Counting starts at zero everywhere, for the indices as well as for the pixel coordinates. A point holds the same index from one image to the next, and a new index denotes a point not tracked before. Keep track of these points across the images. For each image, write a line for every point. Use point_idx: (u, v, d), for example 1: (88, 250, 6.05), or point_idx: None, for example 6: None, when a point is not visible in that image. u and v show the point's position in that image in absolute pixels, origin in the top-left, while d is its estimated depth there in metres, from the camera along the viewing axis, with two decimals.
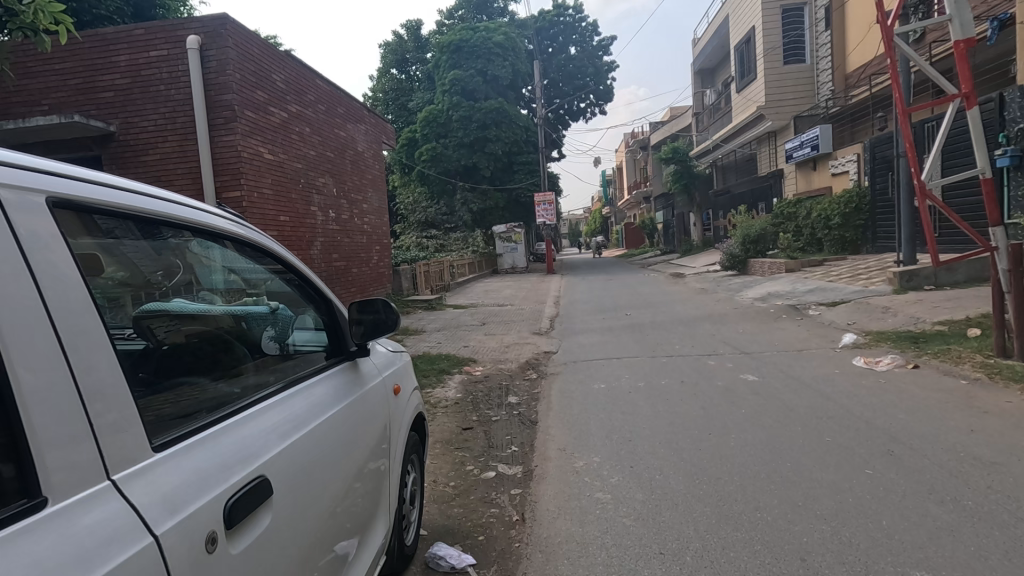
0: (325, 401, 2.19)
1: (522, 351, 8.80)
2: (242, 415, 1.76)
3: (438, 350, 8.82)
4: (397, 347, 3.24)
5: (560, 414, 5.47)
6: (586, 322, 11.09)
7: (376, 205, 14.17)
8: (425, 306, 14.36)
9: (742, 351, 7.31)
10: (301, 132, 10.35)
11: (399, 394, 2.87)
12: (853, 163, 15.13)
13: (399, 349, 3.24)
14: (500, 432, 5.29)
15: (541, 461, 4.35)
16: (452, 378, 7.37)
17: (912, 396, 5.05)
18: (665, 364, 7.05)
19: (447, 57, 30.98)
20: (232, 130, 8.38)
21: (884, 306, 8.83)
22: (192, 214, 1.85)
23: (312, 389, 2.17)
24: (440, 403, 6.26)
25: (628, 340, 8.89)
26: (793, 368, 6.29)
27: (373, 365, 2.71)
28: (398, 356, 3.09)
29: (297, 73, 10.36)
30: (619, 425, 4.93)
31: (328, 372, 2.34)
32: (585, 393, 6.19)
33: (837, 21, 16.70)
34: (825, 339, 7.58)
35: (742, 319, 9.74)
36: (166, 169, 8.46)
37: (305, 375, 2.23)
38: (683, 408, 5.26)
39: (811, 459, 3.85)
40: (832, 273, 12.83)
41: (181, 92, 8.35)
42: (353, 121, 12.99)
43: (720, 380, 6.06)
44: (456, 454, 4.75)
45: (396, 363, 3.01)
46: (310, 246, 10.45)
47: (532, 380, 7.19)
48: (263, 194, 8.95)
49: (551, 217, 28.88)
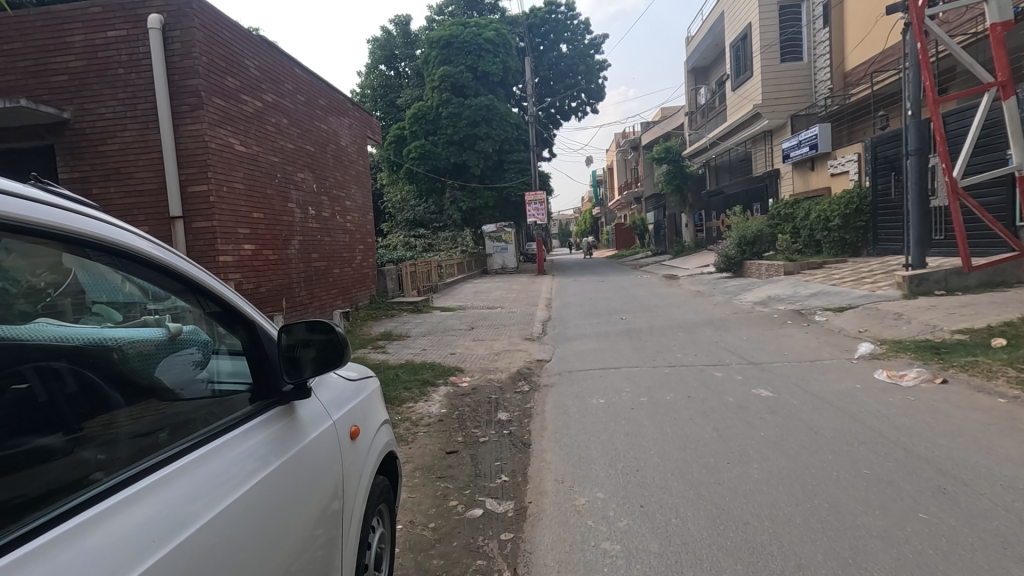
0: (240, 468, 1.52)
1: (512, 359, 8.22)
2: (62, 533, 1.07)
3: (423, 358, 8.22)
4: (359, 371, 2.77)
5: (556, 436, 4.89)
6: (581, 327, 10.55)
7: (360, 202, 13.51)
8: (412, 308, 13.75)
9: (750, 361, 6.80)
10: (277, 123, 9.68)
11: (358, 438, 2.20)
12: (853, 162, 14.69)
13: (362, 374, 2.76)
14: (488, 456, 4.70)
15: (536, 496, 3.77)
16: (437, 390, 6.77)
17: (948, 415, 4.53)
18: (668, 376, 6.51)
19: (437, 53, 30.31)
20: (198, 118, 7.71)
21: (896, 312, 8.35)
22: (74, 222, 1.31)
23: (219, 454, 1.50)
24: (423, 421, 5.66)
25: (626, 347, 8.34)
26: (809, 382, 5.77)
27: (321, 401, 2.05)
28: (357, 388, 2.44)
29: (273, 60, 9.69)
30: (623, 450, 4.36)
31: (250, 425, 1.67)
32: (583, 410, 5.62)
33: (835, 19, 16.33)
34: (838, 349, 7.08)
35: (744, 325, 9.23)
36: (125, 161, 7.76)
37: (210, 433, 1.56)
38: (693, 429, 4.71)
39: (851, 498, 3.31)
40: (834, 276, 12.39)
41: (142, 76, 7.67)
42: (335, 114, 12.31)
43: (730, 396, 5.53)
44: (438, 485, 4.14)
45: (355, 397, 2.36)
46: (288, 246, 9.79)
47: (524, 393, 6.61)
48: (234, 189, 8.29)
49: (541, 216, 28.32)
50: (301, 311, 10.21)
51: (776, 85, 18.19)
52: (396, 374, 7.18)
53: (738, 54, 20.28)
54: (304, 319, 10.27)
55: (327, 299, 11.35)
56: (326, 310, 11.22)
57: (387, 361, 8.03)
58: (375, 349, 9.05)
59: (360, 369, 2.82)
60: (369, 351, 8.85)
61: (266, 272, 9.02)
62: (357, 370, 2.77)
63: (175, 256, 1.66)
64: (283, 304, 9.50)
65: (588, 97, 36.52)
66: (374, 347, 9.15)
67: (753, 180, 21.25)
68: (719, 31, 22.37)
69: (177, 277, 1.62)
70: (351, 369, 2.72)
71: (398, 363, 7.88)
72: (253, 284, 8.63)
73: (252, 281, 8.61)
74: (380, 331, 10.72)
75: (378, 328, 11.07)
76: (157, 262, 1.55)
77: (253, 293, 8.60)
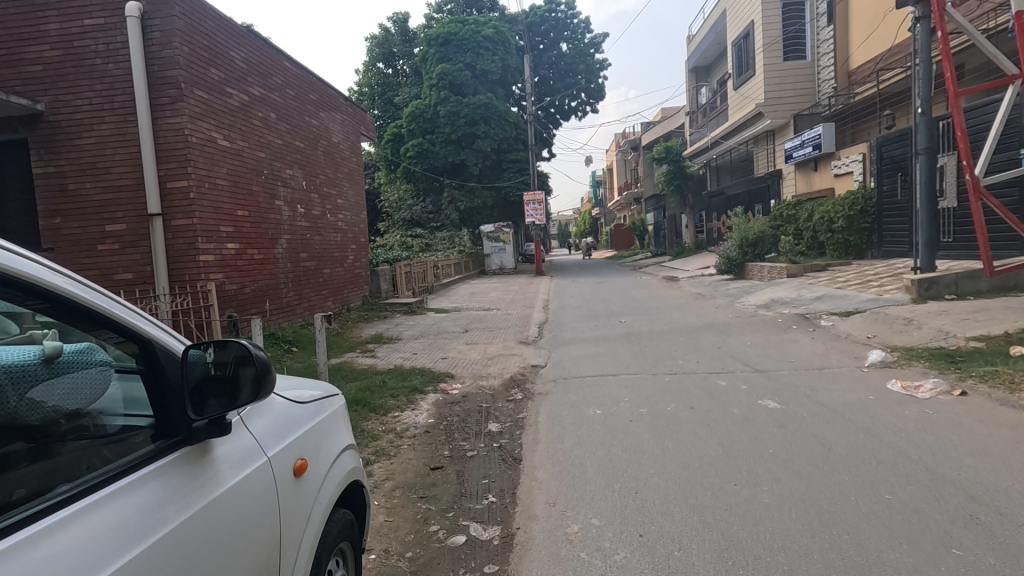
0: (112, 536, 1.17)
1: (506, 364, 7.88)
2: None
3: (413, 363, 7.87)
4: (319, 390, 2.47)
5: (549, 451, 4.56)
6: (578, 330, 10.21)
7: (352, 201, 13.17)
8: (405, 310, 13.41)
9: (754, 368, 6.47)
10: (265, 118, 9.35)
11: (303, 473, 1.84)
12: (857, 163, 14.36)
13: (322, 394, 2.47)
14: (475, 473, 4.36)
15: (524, 521, 3.44)
16: (426, 398, 6.43)
17: (971, 431, 4.21)
18: (669, 384, 6.18)
19: (435, 50, 29.96)
20: (178, 111, 7.37)
21: (906, 317, 8.03)
22: None
23: (82, 521, 1.15)
24: (408, 432, 5.32)
25: (624, 352, 8.01)
26: (818, 392, 5.43)
27: (255, 432, 1.70)
28: (308, 411, 2.08)
29: (260, 52, 9.33)
30: (621, 469, 4.02)
31: (140, 474, 1.32)
32: (578, 421, 5.28)
33: (840, 16, 16.02)
34: (847, 356, 6.75)
35: (748, 330, 8.90)
36: (102, 155, 7.41)
37: (79, 490, 1.22)
38: (696, 444, 4.38)
39: (874, 528, 2.97)
40: (839, 279, 12.07)
41: (119, 66, 7.32)
42: (327, 109, 11.97)
43: (734, 406, 5.19)
44: (418, 507, 3.81)
45: (305, 422, 2.01)
46: (275, 245, 9.46)
47: (516, 402, 6.28)
48: (217, 185, 7.96)
49: (540, 216, 27.96)
50: (289, 313, 9.88)
51: (779, 84, 17.91)
52: (383, 380, 6.84)
53: (740, 52, 19.96)
54: (292, 320, 9.94)
55: (317, 300, 11.01)
56: (315, 312, 10.88)
57: (375, 367, 7.69)
58: (363, 352, 8.71)
59: (321, 388, 2.52)
60: (357, 355, 8.51)
61: (251, 272, 8.69)
62: (316, 389, 2.47)
63: (67, 276, 1.35)
64: (270, 306, 9.17)
65: (587, 96, 36.22)
66: (363, 351, 8.81)
67: (755, 180, 20.92)
68: (721, 29, 22.06)
69: (63, 299, 1.30)
70: (310, 388, 2.43)
71: (387, 368, 7.53)
72: (237, 284, 8.29)
73: (236, 281, 8.28)
74: (371, 333, 10.39)
75: (369, 330, 10.72)
76: (36, 282, 1.24)
77: (237, 294, 8.27)
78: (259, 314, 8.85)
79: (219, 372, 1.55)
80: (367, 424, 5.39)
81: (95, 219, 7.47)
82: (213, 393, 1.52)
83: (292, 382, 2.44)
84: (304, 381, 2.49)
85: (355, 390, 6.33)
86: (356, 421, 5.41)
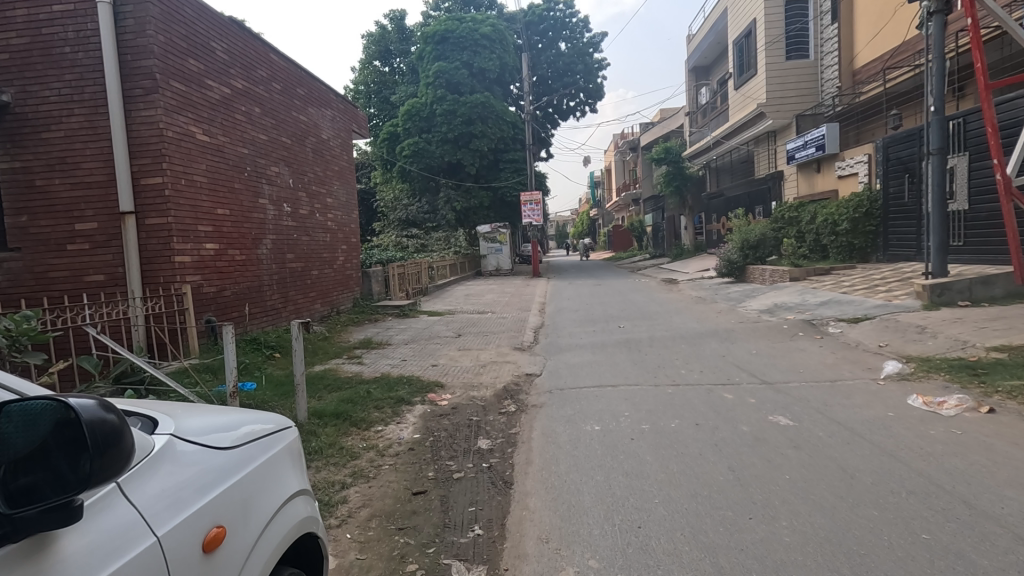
0: None
1: (499, 372, 7.48)
2: None
3: (401, 371, 7.45)
4: (271, 424, 2.15)
5: (543, 473, 4.16)
6: (575, 335, 9.81)
7: (343, 199, 12.76)
8: (397, 313, 13.00)
9: (762, 380, 6.08)
10: (248, 112, 8.93)
11: (216, 545, 1.52)
12: (863, 164, 14.00)
13: (272, 428, 2.14)
14: (461, 498, 3.97)
15: (513, 562, 3.05)
16: (413, 410, 6.01)
17: (1007, 455, 3.82)
18: (671, 397, 5.79)
19: (432, 48, 29.57)
20: (152, 103, 6.94)
21: (919, 325, 7.66)
22: None
23: None
24: (390, 449, 4.92)
25: (623, 360, 7.62)
26: (832, 407, 5.05)
27: (143, 504, 1.39)
28: (235, 458, 1.78)
29: (244, 43, 8.92)
30: (621, 497, 3.63)
31: None
32: (574, 438, 4.88)
33: (844, 14, 15.68)
34: (859, 366, 6.36)
35: (752, 336, 8.52)
36: (72, 149, 6.99)
37: None
38: (704, 467, 3.99)
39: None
40: (844, 284, 11.72)
41: (90, 55, 6.90)
42: (316, 104, 11.55)
43: (743, 423, 4.81)
44: (395, 540, 3.40)
45: (228, 475, 1.70)
46: (259, 245, 9.05)
47: (508, 415, 5.88)
48: (195, 183, 7.54)
49: (537, 217, 27.54)
50: (273, 316, 9.46)
51: (781, 83, 17.57)
52: (368, 390, 6.42)
53: (741, 51, 19.62)
54: (276, 324, 9.53)
55: (304, 301, 10.60)
56: (302, 315, 10.47)
57: (360, 375, 7.27)
58: (350, 359, 8.29)
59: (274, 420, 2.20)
60: (342, 362, 8.09)
61: (232, 274, 8.28)
62: (267, 422, 2.15)
63: None
64: (252, 309, 8.76)
65: (586, 96, 35.89)
66: (349, 357, 8.40)
67: (755, 182, 20.57)
68: (722, 28, 21.71)
69: None
70: (258, 421, 2.11)
71: (373, 377, 7.11)
72: (216, 287, 7.88)
73: (215, 284, 7.87)
74: (360, 338, 9.97)
75: (357, 334, 10.31)
76: None
77: (216, 297, 7.86)
78: (241, 318, 8.44)
79: (66, 428, 1.24)
80: (347, 441, 4.98)
81: (64, 218, 7.05)
82: (59, 454, 1.21)
83: (238, 414, 2.12)
84: (252, 412, 2.18)
85: (336, 401, 5.92)
86: (335, 437, 4.99)
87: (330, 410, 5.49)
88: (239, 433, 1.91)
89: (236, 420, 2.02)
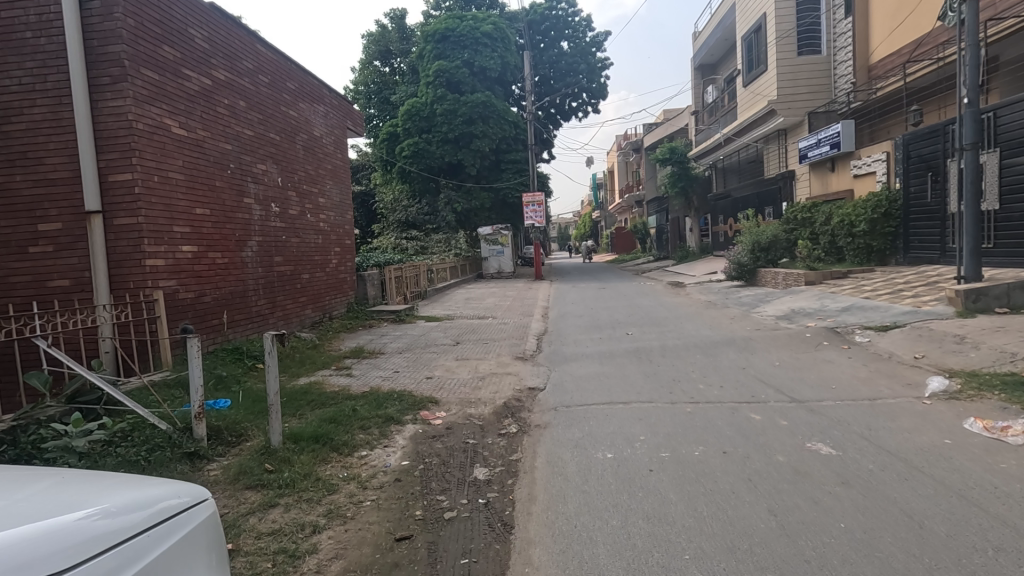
0: None
1: (499, 385, 6.88)
2: None
3: (392, 385, 6.84)
4: (183, 498, 1.84)
5: (550, 515, 3.55)
6: (580, 344, 9.20)
7: (336, 199, 12.19)
8: (393, 319, 12.41)
9: (791, 398, 5.46)
10: (232, 105, 8.36)
11: None
12: (881, 162, 13.38)
13: (186, 504, 1.83)
14: (453, 547, 3.35)
15: None
16: (402, 431, 5.40)
17: None
18: (690, 417, 5.18)
19: (432, 46, 29.05)
20: (121, 92, 6.37)
21: (957, 334, 7.03)
22: None
23: None
24: (373, 480, 4.32)
25: (634, 372, 7.01)
26: (877, 433, 4.43)
27: None
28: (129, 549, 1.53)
29: (228, 32, 8.36)
30: (644, 551, 3.01)
31: None
32: (584, 468, 4.27)
33: (860, 8, 15.08)
34: (898, 382, 5.74)
35: (772, 345, 7.90)
36: (34, 143, 6.41)
37: None
38: (740, 510, 3.37)
39: None
40: (865, 289, 11.08)
41: (52, 40, 6.33)
42: (307, 99, 10.97)
43: (778, 452, 4.19)
44: None
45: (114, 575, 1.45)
46: (243, 248, 8.47)
47: (509, 437, 5.27)
48: (170, 179, 6.97)
49: (540, 219, 26.89)
50: (259, 323, 8.87)
51: (792, 80, 16.98)
52: (353, 407, 5.81)
53: (751, 47, 19.04)
54: (263, 331, 8.94)
55: (293, 307, 10.01)
56: (291, 322, 9.88)
57: (348, 389, 6.67)
58: (339, 370, 7.68)
59: (189, 492, 1.90)
60: (330, 374, 7.48)
61: (212, 279, 7.70)
62: (180, 495, 1.85)
63: None
64: (235, 316, 8.17)
65: (589, 96, 35.39)
66: (337, 368, 7.79)
67: (765, 182, 19.96)
68: (729, 24, 21.11)
69: None
70: (170, 495, 1.82)
71: (361, 392, 6.50)
72: (194, 292, 7.29)
73: (193, 289, 7.28)
74: (351, 347, 9.37)
75: (349, 343, 9.70)
76: None
77: (194, 303, 7.27)
78: (223, 326, 7.86)
79: None
80: (326, 471, 4.36)
81: (26, 217, 6.47)
82: None
83: (150, 487, 1.86)
84: (170, 484, 1.91)
85: (317, 422, 5.31)
86: (311, 466, 4.37)
87: (310, 432, 4.88)
88: (141, 515, 1.65)
89: (143, 495, 1.76)
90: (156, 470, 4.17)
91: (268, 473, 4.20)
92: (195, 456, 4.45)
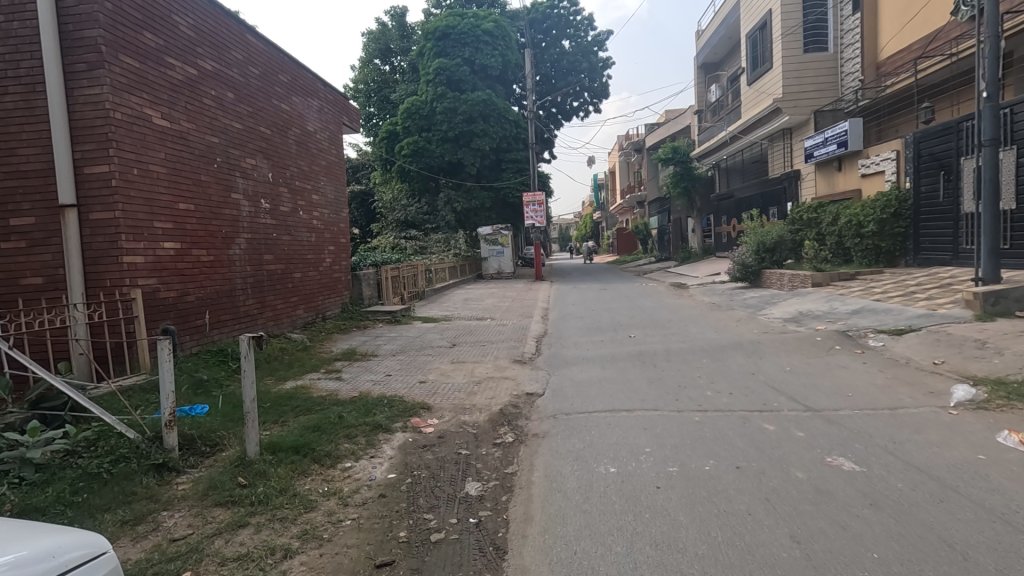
0: None
1: (495, 391, 6.53)
2: None
3: (383, 390, 6.50)
4: (84, 550, 1.74)
5: (547, 539, 3.21)
6: (581, 347, 8.85)
7: (330, 196, 11.86)
8: (388, 319, 12.07)
9: (806, 407, 5.11)
10: (219, 97, 8.03)
11: None
12: (890, 161, 13.02)
13: (89, 555, 1.74)
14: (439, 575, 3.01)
15: None
16: (391, 440, 5.05)
17: None
18: (699, 428, 4.84)
19: (432, 44, 28.73)
20: (97, 80, 6.04)
21: (977, 339, 6.69)
22: None
23: None
24: (356, 495, 3.98)
25: (638, 378, 6.67)
26: (902, 446, 4.09)
27: None
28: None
29: (215, 20, 8.03)
30: None
31: None
32: (585, 484, 3.92)
33: (868, 4, 14.75)
34: (919, 390, 5.39)
35: (782, 349, 7.55)
36: (6, 133, 6.08)
37: None
38: (758, 536, 3.03)
39: None
40: (875, 291, 10.74)
41: (25, 25, 6.01)
42: (300, 92, 10.65)
43: (796, 467, 3.84)
44: None
45: None
46: (231, 245, 8.14)
47: (504, 447, 4.92)
48: (151, 172, 6.64)
49: (541, 219, 26.57)
50: (247, 323, 8.55)
51: (798, 78, 16.64)
52: (340, 415, 5.46)
53: (755, 45, 18.70)
54: (251, 332, 8.62)
55: (284, 307, 9.70)
56: (281, 323, 9.56)
57: (335, 394, 6.33)
58: (328, 374, 7.34)
59: (91, 544, 1.80)
60: (319, 377, 7.14)
61: (197, 278, 7.37)
62: (83, 545, 1.77)
63: None
64: (221, 317, 7.85)
65: (590, 96, 35.08)
66: (327, 371, 7.45)
67: (769, 182, 19.61)
68: (734, 22, 20.79)
69: None
70: (71, 547, 1.73)
71: (349, 397, 6.16)
72: (176, 291, 6.97)
73: (176, 288, 6.96)
74: (343, 349, 9.03)
75: (341, 345, 9.37)
76: None
77: (176, 303, 6.95)
78: (207, 327, 7.54)
79: None
80: (304, 485, 4.02)
81: None
82: None
83: (49, 538, 1.75)
84: (77, 533, 1.83)
85: (299, 430, 4.96)
86: (289, 480, 4.03)
87: (290, 442, 4.54)
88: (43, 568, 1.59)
89: (43, 546, 1.68)
90: (119, 483, 3.82)
91: (241, 488, 3.86)
92: (165, 466, 4.10)
